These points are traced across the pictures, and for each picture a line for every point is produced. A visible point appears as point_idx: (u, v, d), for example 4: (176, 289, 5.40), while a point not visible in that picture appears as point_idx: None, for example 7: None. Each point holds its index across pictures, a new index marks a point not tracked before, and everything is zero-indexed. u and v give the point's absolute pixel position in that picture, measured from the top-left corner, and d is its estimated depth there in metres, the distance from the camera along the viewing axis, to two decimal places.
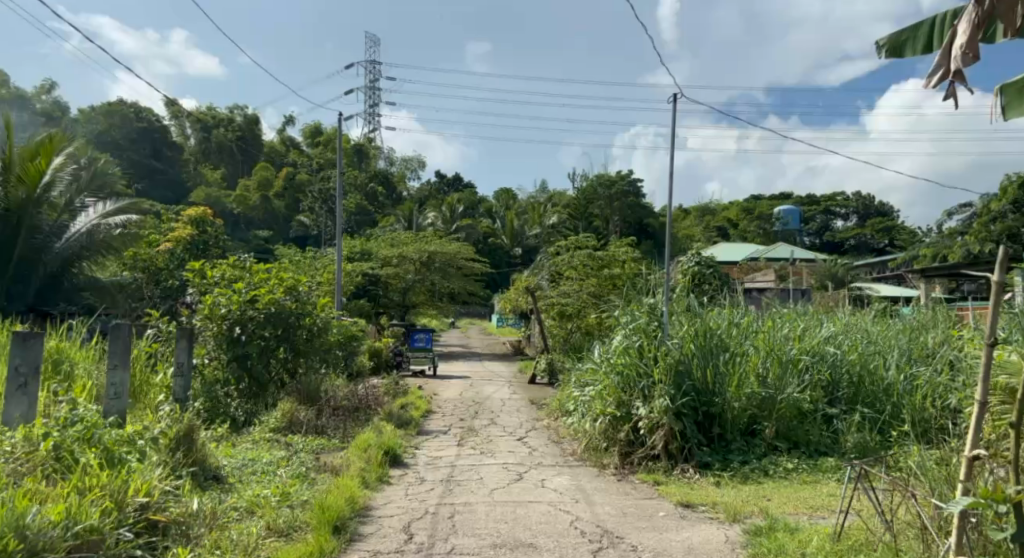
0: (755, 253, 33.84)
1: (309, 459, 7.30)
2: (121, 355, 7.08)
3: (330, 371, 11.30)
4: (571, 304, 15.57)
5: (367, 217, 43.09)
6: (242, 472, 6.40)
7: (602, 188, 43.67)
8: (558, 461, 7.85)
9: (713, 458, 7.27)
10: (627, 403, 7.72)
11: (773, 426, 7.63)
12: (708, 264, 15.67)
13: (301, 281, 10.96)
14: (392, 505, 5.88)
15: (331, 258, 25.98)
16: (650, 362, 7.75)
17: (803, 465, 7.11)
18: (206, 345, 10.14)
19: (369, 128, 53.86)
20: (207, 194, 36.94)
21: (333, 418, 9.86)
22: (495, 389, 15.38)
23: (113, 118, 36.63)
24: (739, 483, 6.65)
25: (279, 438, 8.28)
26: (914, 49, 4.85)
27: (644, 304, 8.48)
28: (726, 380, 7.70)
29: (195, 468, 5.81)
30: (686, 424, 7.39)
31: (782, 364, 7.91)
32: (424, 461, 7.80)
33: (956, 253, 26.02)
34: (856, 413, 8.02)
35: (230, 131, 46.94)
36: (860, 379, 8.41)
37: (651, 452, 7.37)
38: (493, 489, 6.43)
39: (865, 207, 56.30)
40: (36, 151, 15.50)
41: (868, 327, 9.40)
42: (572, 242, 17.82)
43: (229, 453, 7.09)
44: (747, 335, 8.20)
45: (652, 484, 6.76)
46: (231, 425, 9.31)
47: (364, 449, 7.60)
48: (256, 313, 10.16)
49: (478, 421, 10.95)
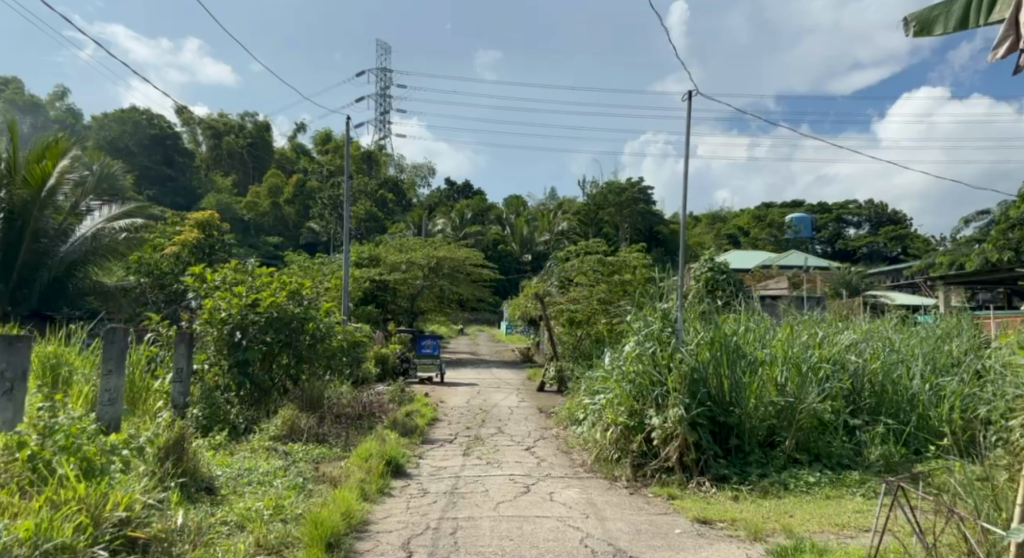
0: (768, 260, 33.44)
1: (307, 469, 7.01)
2: (116, 361, 6.89)
3: (334, 378, 11.02)
4: (580, 311, 15.39)
5: (377, 223, 42.95)
6: (236, 482, 6.12)
7: (613, 195, 43.39)
8: (567, 472, 7.53)
9: (731, 470, 6.91)
10: (639, 413, 7.39)
11: (793, 437, 7.23)
12: (721, 270, 15.26)
13: (304, 286, 10.72)
14: (392, 519, 5.58)
15: (340, 264, 25.77)
16: (664, 370, 7.39)
17: (825, 478, 6.71)
18: (206, 350, 9.88)
19: (379, 136, 53.79)
20: (218, 201, 36.91)
21: (335, 426, 9.60)
22: (504, 396, 15.09)
23: (125, 125, 36.97)
24: (759, 498, 6.30)
25: (277, 447, 8.00)
26: (946, 28, 4.21)
27: (657, 309, 8.12)
28: (743, 389, 7.36)
29: (185, 479, 5.52)
30: (701, 435, 7.05)
31: (802, 372, 7.52)
32: (427, 472, 7.50)
33: (974, 261, 25.62)
34: (880, 424, 7.62)
35: (240, 137, 46.90)
36: (883, 388, 8.02)
37: (664, 464, 7.04)
38: (499, 502, 6.12)
39: (878, 215, 55.75)
40: (42, 153, 15.37)
41: (890, 335, 9.01)
42: (582, 246, 17.42)
43: (224, 462, 6.80)
44: (764, 343, 7.87)
45: (666, 498, 6.41)
46: (229, 433, 9.02)
47: (365, 459, 7.31)
48: (257, 317, 9.92)
49: (486, 430, 10.64)
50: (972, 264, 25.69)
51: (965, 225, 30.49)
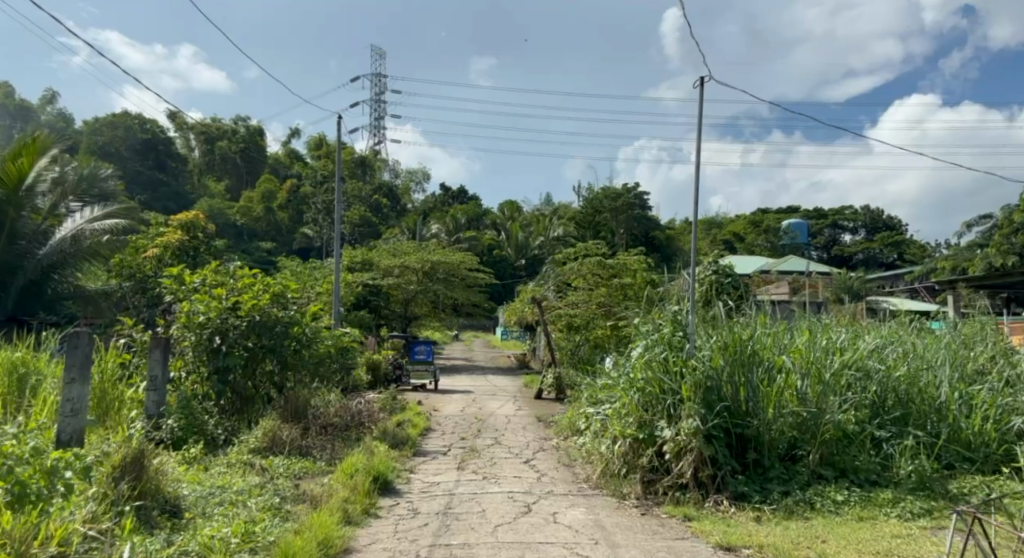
0: (767, 266, 32.98)
1: (287, 486, 6.41)
2: (80, 369, 6.28)
3: (321, 386, 10.37)
4: (579, 316, 14.83)
5: (372, 228, 42.32)
6: (206, 503, 5.51)
7: (608, 200, 42.54)
8: (570, 489, 6.93)
9: (750, 488, 6.31)
10: (649, 425, 6.78)
11: (817, 451, 6.61)
12: (726, 274, 14.66)
13: (290, 288, 10.07)
14: (377, 546, 4.98)
15: (331, 268, 25.08)
16: (676, 378, 6.84)
17: (854, 497, 6.11)
18: (183, 357, 9.30)
19: (374, 141, 53.24)
20: (209, 206, 36.21)
21: (319, 438, 8.98)
22: (500, 404, 14.45)
23: (117, 129, 36.41)
24: (784, 520, 5.72)
25: (256, 460, 7.37)
26: None
27: (666, 313, 7.65)
28: (762, 397, 6.75)
29: (143, 502, 4.88)
30: (717, 449, 6.48)
31: (823, 381, 6.93)
32: (417, 489, 6.88)
33: (977, 265, 25.15)
34: (909, 436, 6.97)
35: (233, 142, 46.22)
36: (910, 397, 7.42)
37: (678, 481, 6.44)
38: (497, 526, 5.51)
39: (874, 220, 55.53)
40: (18, 151, 14.58)
41: (914, 340, 8.43)
42: (580, 248, 16.68)
43: (194, 480, 6.16)
44: (782, 347, 7.30)
45: (682, 519, 5.83)
46: (205, 446, 8.31)
47: (350, 475, 6.69)
48: (238, 321, 9.31)
49: (482, 440, 10.02)
50: (976, 267, 25.18)
51: (967, 230, 30.12)
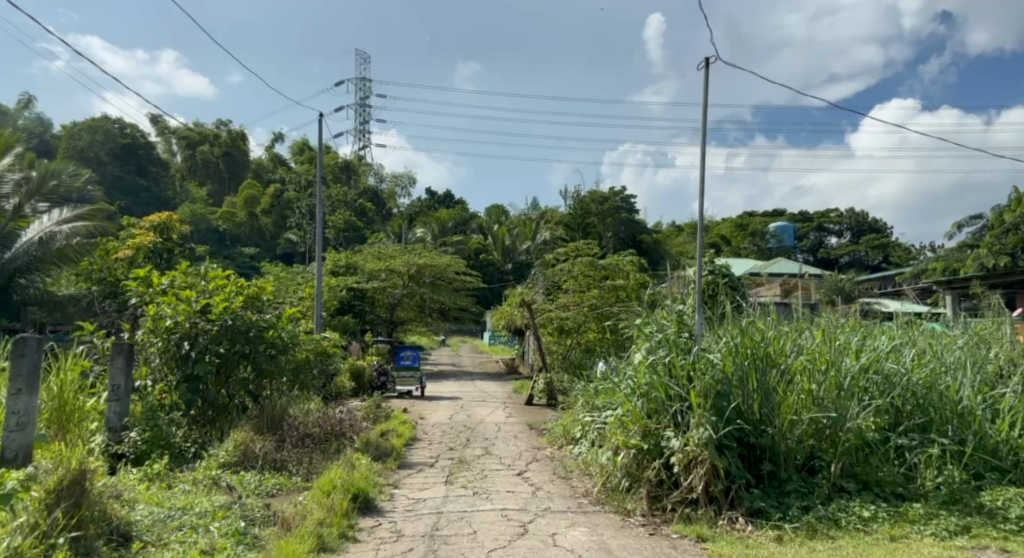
0: (755, 268, 32.65)
1: (256, 506, 5.77)
2: (29, 377, 5.59)
3: (301, 393, 9.71)
4: (570, 320, 14.26)
5: (356, 233, 41.76)
6: (162, 528, 4.89)
7: (595, 205, 42.44)
8: (569, 505, 6.36)
9: (767, 503, 5.76)
10: (655, 434, 6.24)
11: (838, 462, 6.07)
12: (723, 274, 14.09)
13: (265, 291, 9.44)
14: None
15: (315, 272, 24.31)
16: (683, 383, 6.30)
17: (882, 512, 5.59)
18: (149, 364, 8.63)
19: (359, 145, 52.45)
20: (190, 211, 35.30)
21: (296, 450, 8.36)
22: (489, 411, 13.83)
23: (96, 134, 35.15)
24: (807, 539, 5.19)
25: (224, 476, 6.71)
26: None
27: (671, 313, 7.10)
28: (776, 404, 6.22)
29: (80, 531, 4.22)
30: (730, 460, 5.94)
31: (840, 385, 6.41)
32: (402, 506, 6.29)
33: (969, 267, 24.82)
34: (935, 444, 6.44)
35: (215, 147, 45.38)
36: (932, 403, 6.88)
37: (688, 496, 5.90)
38: (491, 550, 4.92)
39: (858, 223, 55.52)
40: None
41: (930, 339, 7.91)
42: (570, 249, 16.01)
43: (152, 500, 5.50)
44: (797, 348, 6.72)
45: (695, 540, 5.28)
46: (173, 460, 7.66)
47: (327, 493, 6.05)
48: (209, 326, 8.64)
49: (470, 450, 9.42)
50: (968, 269, 24.87)
51: (957, 231, 29.85)
